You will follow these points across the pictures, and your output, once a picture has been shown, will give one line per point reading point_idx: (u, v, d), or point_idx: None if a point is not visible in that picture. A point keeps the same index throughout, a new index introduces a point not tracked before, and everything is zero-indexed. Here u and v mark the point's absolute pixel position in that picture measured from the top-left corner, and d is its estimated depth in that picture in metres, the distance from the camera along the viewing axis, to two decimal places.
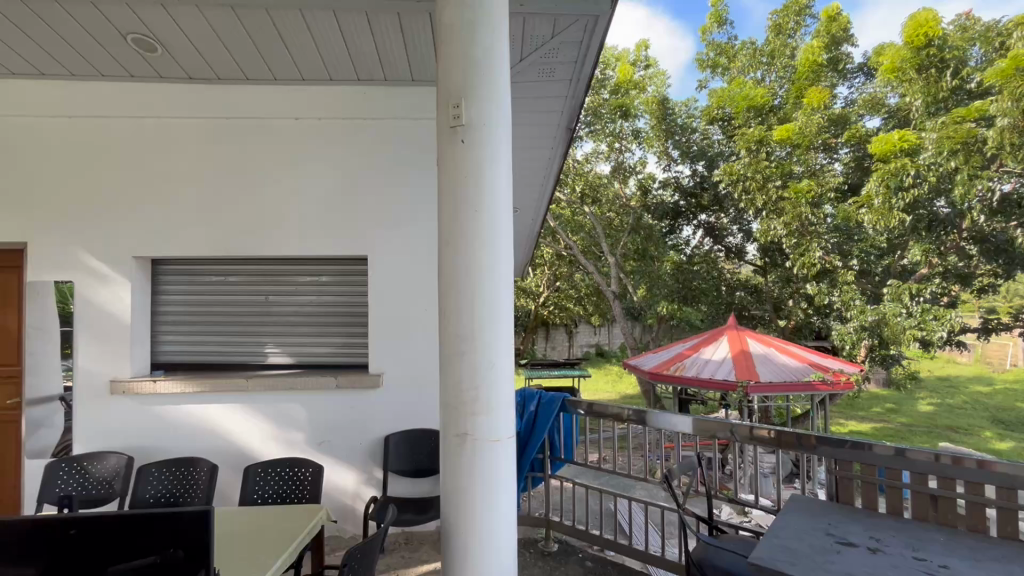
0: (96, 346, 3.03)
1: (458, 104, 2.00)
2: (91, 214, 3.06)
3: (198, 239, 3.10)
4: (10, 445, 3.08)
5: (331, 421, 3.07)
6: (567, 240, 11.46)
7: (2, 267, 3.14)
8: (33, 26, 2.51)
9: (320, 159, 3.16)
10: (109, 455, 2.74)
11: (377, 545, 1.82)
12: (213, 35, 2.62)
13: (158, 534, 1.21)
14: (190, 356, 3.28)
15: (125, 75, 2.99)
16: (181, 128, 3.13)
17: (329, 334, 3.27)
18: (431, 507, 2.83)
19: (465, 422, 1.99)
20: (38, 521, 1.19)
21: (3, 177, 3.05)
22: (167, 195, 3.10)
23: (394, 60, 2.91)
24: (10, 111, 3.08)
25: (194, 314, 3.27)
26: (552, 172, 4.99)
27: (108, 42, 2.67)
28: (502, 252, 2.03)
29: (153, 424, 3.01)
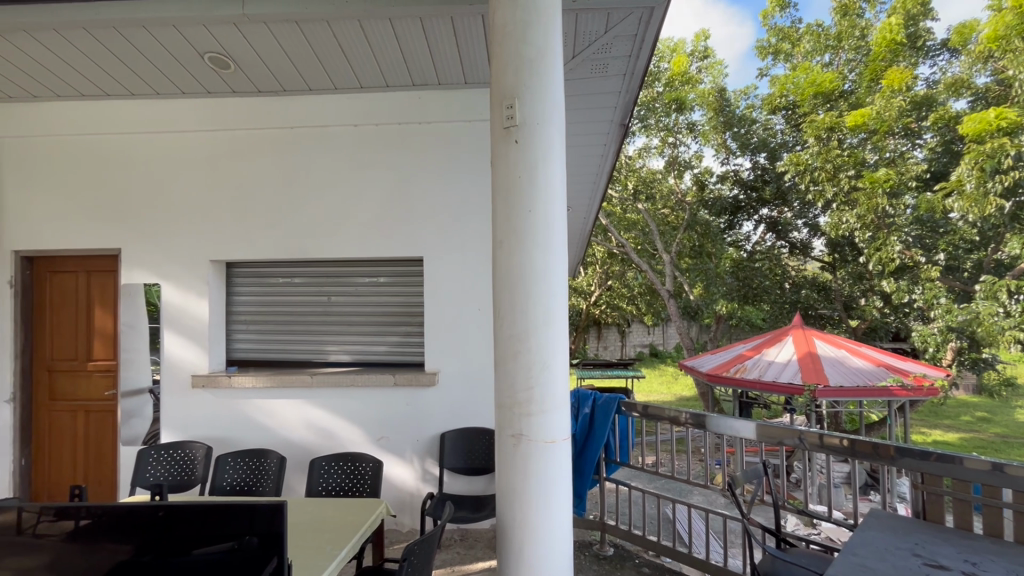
0: (179, 343, 3.28)
1: (511, 104, 2.00)
2: (173, 222, 3.31)
3: (267, 243, 3.28)
4: (107, 433, 3.40)
5: (389, 418, 3.17)
6: (620, 238, 11.24)
7: (99, 271, 3.45)
8: (125, 50, 2.76)
9: (378, 163, 3.27)
10: (193, 445, 2.96)
11: (435, 540, 1.86)
12: (280, 50, 2.78)
13: (235, 521, 1.29)
14: (259, 354, 3.47)
15: (202, 92, 3.22)
16: (251, 139, 3.33)
17: (387, 333, 3.38)
18: (486, 505, 2.85)
19: (520, 422, 1.99)
20: (129, 506, 1.30)
21: (101, 191, 3.36)
22: (239, 202, 3.31)
23: (448, 65, 2.96)
24: (105, 130, 3.39)
25: (264, 314, 3.46)
26: (604, 169, 4.91)
27: (188, 62, 2.88)
28: (556, 252, 2.02)
29: (228, 416, 3.23)
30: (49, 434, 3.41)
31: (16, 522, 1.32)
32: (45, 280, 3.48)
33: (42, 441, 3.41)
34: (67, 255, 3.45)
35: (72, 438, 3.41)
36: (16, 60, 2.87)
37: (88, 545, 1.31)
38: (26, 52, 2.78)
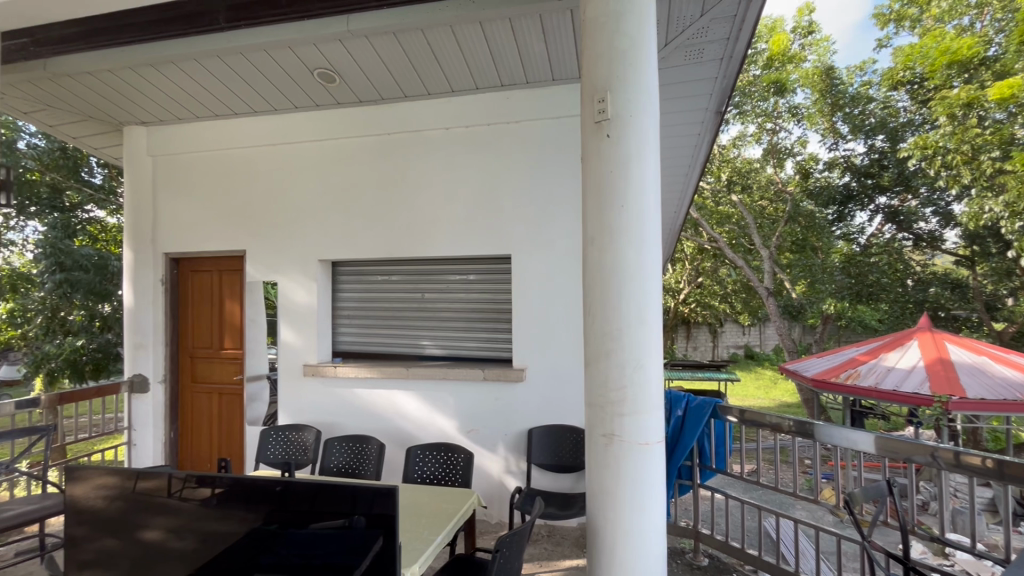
0: (293, 335, 3.62)
1: (603, 98, 1.96)
2: (289, 225, 3.66)
3: (367, 243, 3.52)
4: (235, 413, 3.83)
5: (479, 411, 3.26)
6: (711, 233, 10.61)
7: (228, 270, 3.90)
8: (249, 71, 3.11)
9: (468, 164, 3.36)
10: (305, 428, 3.24)
11: (526, 535, 1.88)
12: (379, 62, 2.97)
13: (344, 500, 1.39)
14: (360, 347, 3.73)
15: (312, 104, 3.53)
16: (352, 146, 3.57)
17: (476, 329, 3.48)
18: (574, 503, 2.82)
19: (612, 422, 1.95)
20: (254, 480, 1.46)
21: (230, 199, 3.79)
22: (343, 206, 3.57)
23: (536, 63, 2.97)
24: (231, 144, 3.80)
25: (364, 309, 3.71)
26: (697, 161, 4.66)
27: (300, 79, 3.18)
28: (650, 248, 1.95)
29: (334, 403, 3.51)
30: (191, 412, 3.93)
31: (162, 488, 1.51)
32: (188, 278, 4.01)
33: (186, 418, 3.94)
34: (204, 256, 3.94)
35: (208, 417, 3.90)
36: (165, 87, 3.35)
37: (222, 510, 1.48)
38: (174, 78, 3.24)
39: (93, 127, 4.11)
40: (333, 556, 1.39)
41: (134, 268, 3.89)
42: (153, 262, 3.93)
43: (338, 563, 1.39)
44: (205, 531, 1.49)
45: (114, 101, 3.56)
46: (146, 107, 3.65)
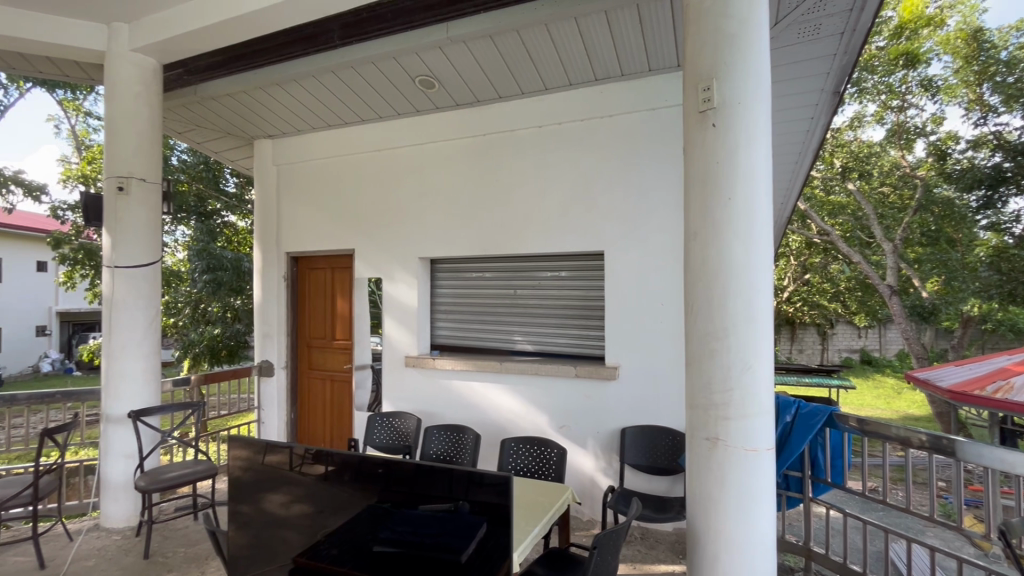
0: (395, 328, 3.87)
1: (708, 86, 1.87)
2: (392, 225, 3.91)
3: (463, 241, 3.66)
4: (345, 399, 4.18)
5: (572, 407, 3.26)
6: (822, 225, 9.66)
7: (339, 267, 4.27)
8: (358, 83, 3.38)
9: (560, 160, 3.36)
10: (407, 415, 3.44)
11: (623, 535, 1.86)
12: (476, 66, 3.08)
13: (450, 485, 1.47)
14: (455, 341, 3.90)
15: (413, 110, 3.74)
16: (449, 148, 3.72)
17: (568, 325, 3.48)
18: (670, 507, 2.71)
19: (715, 426, 1.87)
20: (361, 459, 1.60)
21: (340, 202, 4.14)
22: (440, 205, 3.74)
23: (631, 55, 2.90)
24: (342, 151, 4.13)
25: (460, 305, 3.87)
26: (810, 147, 4.28)
27: (403, 87, 3.39)
28: (759, 243, 1.83)
29: (433, 393, 3.70)
30: (309, 396, 4.35)
31: (284, 463, 1.70)
32: (306, 275, 4.44)
33: (304, 400, 4.37)
34: (319, 255, 4.33)
35: (321, 401, 4.29)
36: (288, 102, 3.73)
37: (339, 487, 1.63)
38: (296, 94, 3.60)
39: (231, 142, 4.69)
40: (442, 537, 1.46)
41: (263, 265, 4.40)
42: (278, 260, 4.40)
43: (446, 545, 1.45)
44: (326, 503, 1.65)
45: (247, 118, 4.04)
46: (272, 122, 4.09)
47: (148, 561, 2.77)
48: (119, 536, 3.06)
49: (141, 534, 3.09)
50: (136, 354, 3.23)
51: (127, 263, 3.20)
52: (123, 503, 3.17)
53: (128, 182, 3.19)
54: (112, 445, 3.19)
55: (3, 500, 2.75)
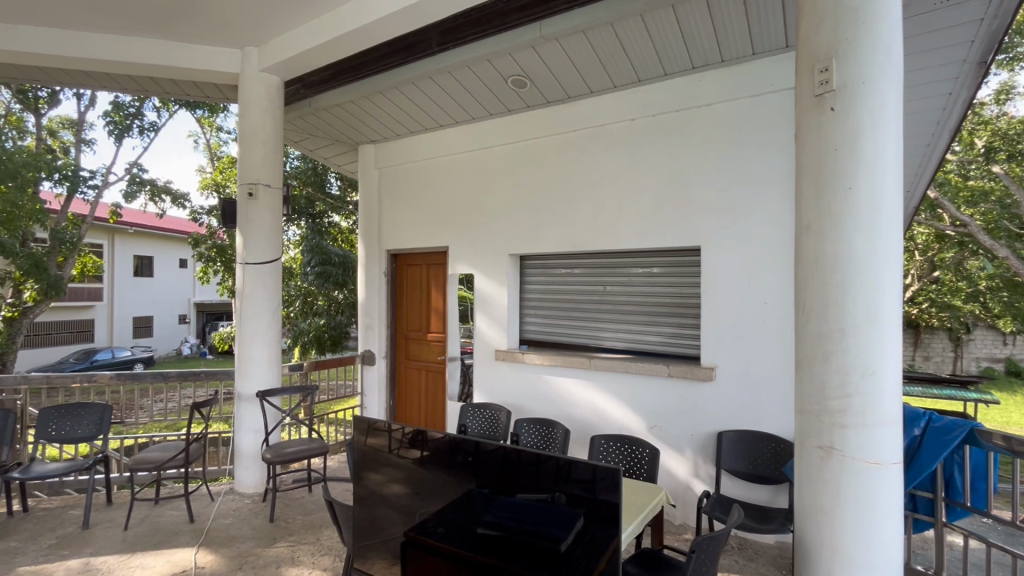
0: (485, 323, 4.01)
1: (826, 67, 1.73)
2: (483, 223, 4.05)
3: (553, 238, 3.69)
4: (438, 388, 4.39)
5: (664, 407, 3.17)
6: (957, 214, 8.43)
7: (433, 264, 4.49)
8: (453, 86, 3.52)
9: (653, 153, 3.27)
10: (498, 407, 3.53)
11: (723, 542, 1.79)
12: (568, 63, 3.09)
13: (546, 476, 1.51)
14: (543, 336, 3.95)
15: (505, 109, 3.83)
16: (540, 146, 3.76)
17: (660, 323, 3.39)
18: (774, 518, 2.53)
19: (830, 434, 1.73)
20: (454, 446, 1.69)
21: (436, 201, 4.35)
22: (530, 202, 3.80)
23: (733, 40, 2.74)
24: (438, 153, 4.34)
25: (548, 301, 3.91)
26: (946, 126, 3.77)
27: (496, 88, 3.48)
28: (886, 236, 1.66)
29: (522, 387, 3.78)
30: (406, 385, 4.63)
31: (384, 447, 1.85)
32: (403, 271, 4.72)
33: (401, 388, 4.67)
34: (416, 252, 4.59)
35: (417, 389, 4.55)
36: (390, 109, 3.99)
37: (437, 470, 1.73)
38: (397, 101, 3.85)
39: (338, 149, 5.10)
40: (541, 526, 1.48)
41: (366, 262, 4.75)
42: (379, 257, 4.72)
43: (546, 534, 1.46)
44: (424, 485, 1.76)
45: (353, 125, 4.37)
46: (375, 128, 4.39)
47: (273, 525, 3.13)
48: (249, 500, 3.49)
49: (267, 500, 3.49)
50: (263, 340, 3.64)
51: (255, 260, 3.61)
52: (253, 472, 3.60)
53: (256, 188, 3.60)
54: (244, 420, 3.62)
55: (163, 461, 3.24)
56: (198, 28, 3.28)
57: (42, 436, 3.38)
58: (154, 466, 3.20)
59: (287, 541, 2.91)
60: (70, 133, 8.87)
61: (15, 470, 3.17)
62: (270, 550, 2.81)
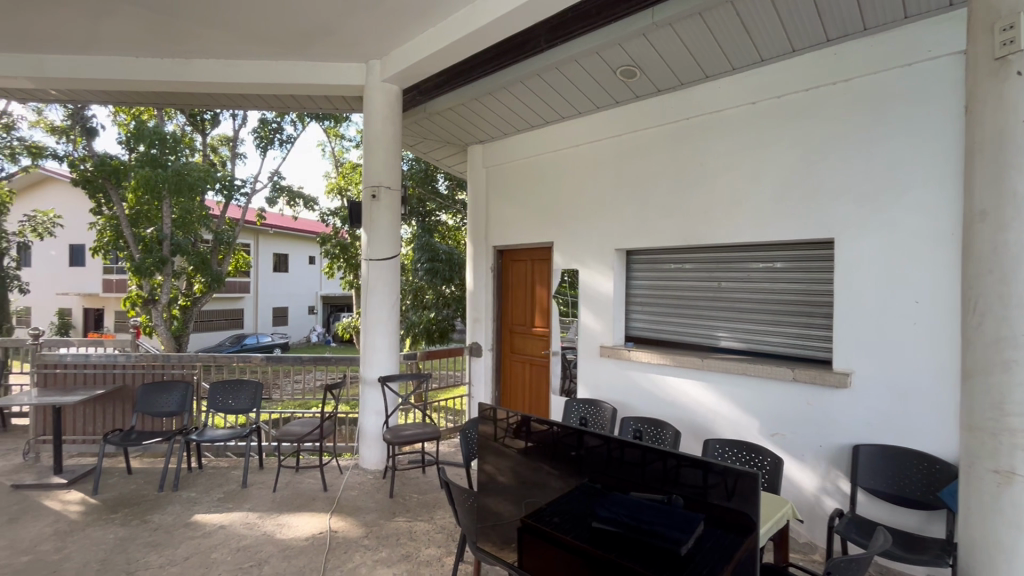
0: (590, 318, 3.99)
1: (1011, 25, 1.58)
2: (589, 218, 4.03)
3: (663, 232, 3.55)
4: (543, 381, 4.45)
5: (786, 414, 2.92)
6: None
7: (538, 259, 4.56)
8: (560, 81, 3.53)
9: (778, 138, 3.00)
10: (604, 405, 3.47)
11: (863, 567, 1.61)
12: (681, 47, 2.95)
13: (660, 479, 1.50)
14: (652, 333, 3.83)
15: (613, 101, 3.77)
16: (651, 137, 3.63)
17: (784, 323, 3.11)
18: (926, 548, 2.21)
19: (1010, 456, 1.59)
20: (558, 441, 1.76)
21: (541, 197, 4.41)
22: (639, 196, 3.70)
23: (880, 3, 2.41)
24: (544, 149, 4.39)
25: (657, 297, 3.79)
26: None
27: (604, 80, 3.43)
28: None
29: (628, 384, 3.71)
30: (511, 377, 4.76)
31: (491, 434, 1.97)
32: (509, 266, 4.85)
33: (507, 380, 4.81)
34: (521, 248, 4.69)
35: (522, 381, 4.65)
36: (498, 109, 4.11)
37: (541, 463, 1.81)
38: (505, 101, 3.96)
39: (449, 150, 5.38)
40: (656, 525, 1.41)
41: (475, 257, 4.97)
42: (486, 253, 4.90)
43: (661, 534, 1.39)
44: (536, 472, 1.82)
45: (464, 127, 4.58)
46: (483, 128, 4.56)
47: (393, 500, 3.40)
48: (372, 475, 3.83)
49: (387, 477, 3.80)
50: (384, 330, 3.96)
51: (377, 256, 3.94)
52: (375, 450, 3.94)
53: (379, 190, 3.91)
54: (367, 403, 3.96)
55: (303, 434, 3.68)
56: (331, 46, 3.64)
57: (212, 406, 4.02)
58: (295, 438, 3.63)
59: (405, 517, 3.15)
60: (227, 148, 10.33)
61: (193, 433, 3.79)
62: (390, 523, 3.06)
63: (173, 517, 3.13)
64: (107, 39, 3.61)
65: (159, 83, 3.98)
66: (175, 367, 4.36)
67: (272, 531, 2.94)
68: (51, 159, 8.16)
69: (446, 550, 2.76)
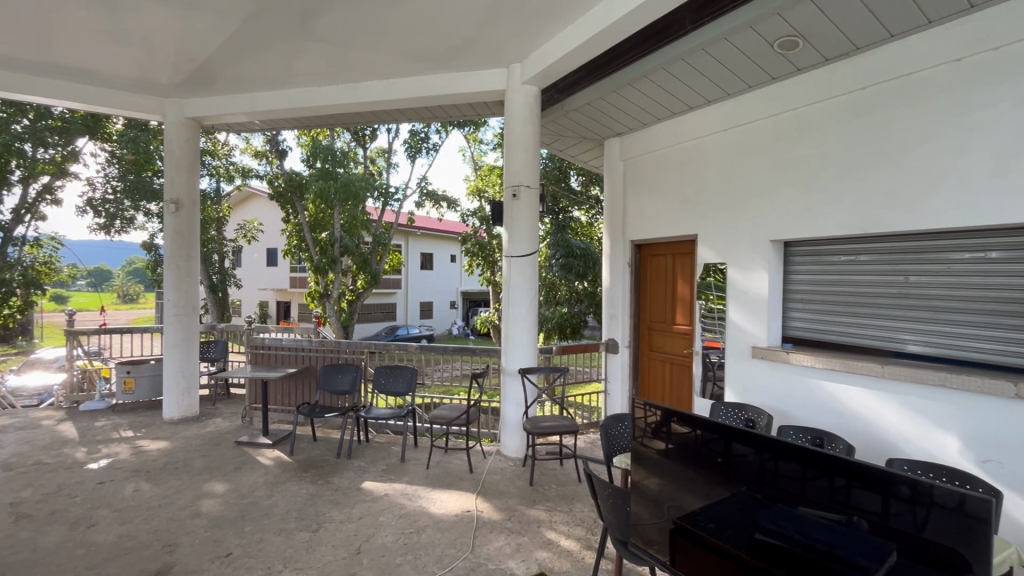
0: (740, 316, 3.69)
1: None
2: (739, 208, 3.72)
3: (832, 219, 3.14)
4: (686, 382, 4.24)
5: (1004, 438, 2.38)
6: None
7: (680, 254, 4.36)
8: (707, 63, 3.31)
9: (994, 100, 2.44)
10: (755, 410, 3.18)
11: None
12: (857, 6, 2.55)
13: (833, 495, 1.31)
14: (816, 334, 3.40)
15: (769, 78, 3.42)
16: (817, 112, 3.22)
17: (1001, 327, 2.55)
18: None
19: None
20: (701, 447, 1.68)
21: (684, 188, 4.19)
22: (801, 180, 3.31)
23: None
24: (687, 137, 4.17)
25: (822, 293, 3.35)
26: None
27: (758, 55, 3.13)
28: None
29: (785, 389, 3.35)
30: (650, 375, 4.62)
31: (631, 434, 1.99)
32: (648, 261, 4.71)
33: (645, 378, 4.68)
34: (661, 241, 4.52)
35: (662, 381, 4.48)
36: (637, 99, 4.00)
37: (687, 468, 1.74)
38: (645, 90, 3.83)
39: (586, 146, 5.37)
40: (837, 549, 1.28)
41: (612, 253, 4.90)
42: (623, 248, 4.81)
43: (844, 559, 1.27)
44: (681, 474, 1.76)
45: (602, 121, 4.55)
46: (621, 120, 4.48)
47: (532, 489, 3.52)
48: (512, 463, 4.01)
49: (526, 466, 3.95)
50: (524, 324, 4.11)
51: (517, 253, 4.09)
52: (515, 439, 4.12)
53: (519, 189, 4.06)
54: (509, 394, 4.15)
55: (451, 419, 3.98)
56: (476, 56, 3.87)
57: (377, 388, 4.55)
58: (445, 421, 3.96)
59: (544, 506, 3.24)
60: (383, 159, 11.60)
61: (362, 410, 4.34)
62: (531, 510, 3.18)
63: (348, 481, 3.63)
64: (298, 73, 4.28)
65: (336, 106, 4.62)
66: (347, 352, 5.03)
67: (426, 504, 3.25)
68: (255, 178, 9.96)
69: (586, 544, 2.78)
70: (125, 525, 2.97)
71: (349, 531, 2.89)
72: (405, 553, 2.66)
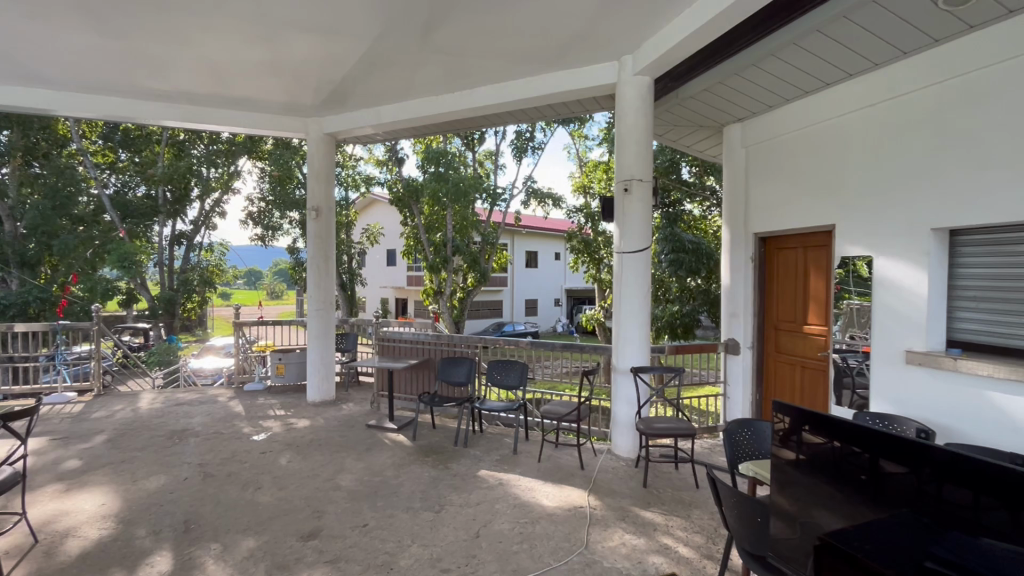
0: (889, 316, 3.24)
1: None
2: (889, 194, 3.28)
3: (1015, 201, 2.61)
4: (821, 388, 3.84)
5: None
6: None
7: (813, 247, 3.95)
8: (847, 32, 2.94)
9: None
10: (911, 423, 2.78)
11: None
12: None
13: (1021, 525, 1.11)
14: (995, 338, 2.86)
15: (930, 41, 2.94)
16: (994, 77, 2.70)
17: None
18: None
19: None
20: (840, 461, 1.52)
21: (820, 173, 3.79)
22: (972, 159, 2.81)
23: None
24: (824, 117, 3.75)
25: (1002, 290, 2.81)
26: None
27: (914, 16, 2.71)
28: None
29: (951, 402, 2.87)
30: (777, 379, 4.27)
31: None
32: (774, 255, 4.35)
33: (771, 382, 4.33)
34: (790, 233, 4.14)
35: (792, 386, 4.11)
36: (762, 80, 3.69)
37: (825, 484, 1.58)
38: (772, 69, 3.52)
39: (703, 134, 5.08)
40: None
41: (732, 247, 4.60)
42: (745, 241, 4.49)
43: None
44: (817, 489, 1.61)
45: (721, 107, 4.28)
46: (743, 104, 4.16)
47: (646, 490, 3.43)
48: (624, 463, 3.94)
49: (639, 467, 3.87)
50: (636, 322, 4.01)
51: (629, 249, 4.01)
52: (627, 439, 4.04)
53: (631, 183, 3.97)
54: (620, 392, 4.08)
55: (563, 415, 4.01)
56: (587, 51, 3.84)
57: (491, 381, 4.72)
58: (556, 417, 3.99)
59: (659, 509, 3.14)
60: (491, 161, 12.00)
61: (478, 402, 4.53)
62: (645, 512, 3.10)
63: (465, 468, 3.83)
64: (417, 85, 4.60)
65: (452, 112, 4.88)
66: (462, 346, 5.29)
67: (539, 496, 3.32)
68: (377, 185, 10.89)
69: (706, 552, 2.64)
70: (282, 490, 3.44)
71: (468, 515, 3.05)
72: (521, 541, 2.75)
